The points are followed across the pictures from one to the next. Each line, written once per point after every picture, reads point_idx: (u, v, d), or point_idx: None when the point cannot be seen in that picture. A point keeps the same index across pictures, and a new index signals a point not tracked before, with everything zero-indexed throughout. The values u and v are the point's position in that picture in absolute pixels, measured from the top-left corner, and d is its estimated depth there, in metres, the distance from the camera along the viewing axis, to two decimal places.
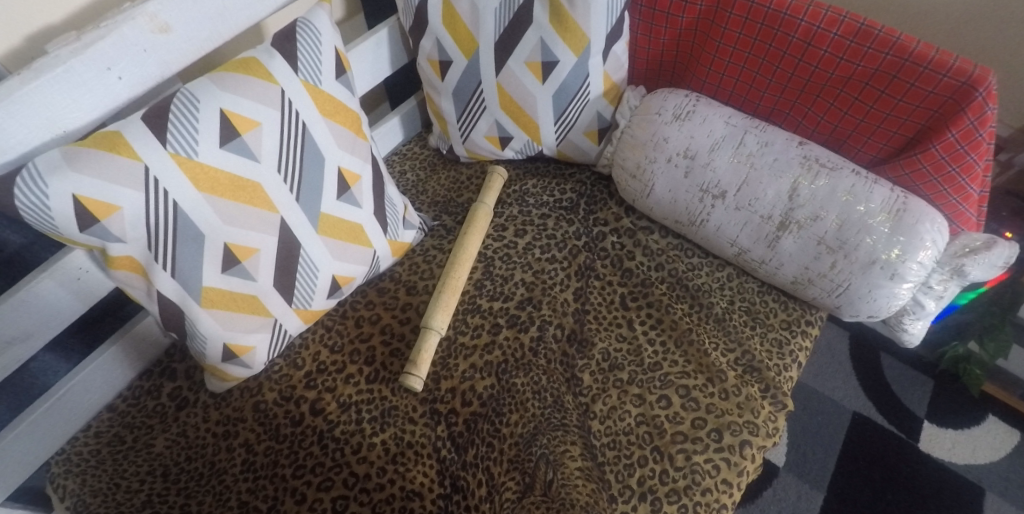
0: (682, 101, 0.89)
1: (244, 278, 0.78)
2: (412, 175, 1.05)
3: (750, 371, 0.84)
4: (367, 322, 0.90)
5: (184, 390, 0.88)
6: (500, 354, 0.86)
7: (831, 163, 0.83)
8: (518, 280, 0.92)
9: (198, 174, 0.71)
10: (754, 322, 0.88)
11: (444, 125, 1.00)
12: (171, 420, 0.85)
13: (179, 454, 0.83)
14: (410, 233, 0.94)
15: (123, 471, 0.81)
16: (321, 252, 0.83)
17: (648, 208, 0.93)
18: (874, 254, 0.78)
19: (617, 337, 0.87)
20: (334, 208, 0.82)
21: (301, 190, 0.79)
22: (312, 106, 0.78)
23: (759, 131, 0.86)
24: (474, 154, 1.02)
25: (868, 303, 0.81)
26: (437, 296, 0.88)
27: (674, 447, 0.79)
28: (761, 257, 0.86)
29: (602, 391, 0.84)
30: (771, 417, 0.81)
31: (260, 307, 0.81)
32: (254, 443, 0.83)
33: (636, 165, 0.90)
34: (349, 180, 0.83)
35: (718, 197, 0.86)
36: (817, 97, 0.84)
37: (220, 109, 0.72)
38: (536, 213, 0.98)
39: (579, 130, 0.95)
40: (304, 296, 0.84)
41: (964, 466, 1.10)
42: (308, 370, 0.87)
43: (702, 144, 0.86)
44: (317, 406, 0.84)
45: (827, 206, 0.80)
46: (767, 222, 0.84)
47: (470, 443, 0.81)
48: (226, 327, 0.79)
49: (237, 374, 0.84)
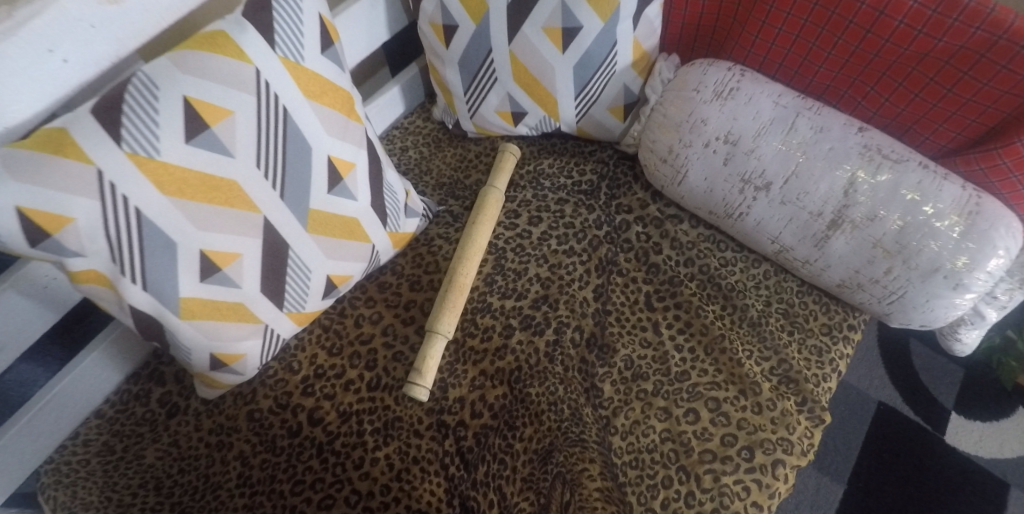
0: (723, 76, 0.78)
1: (227, 286, 0.69)
2: (415, 152, 0.95)
3: (786, 382, 0.77)
4: (368, 321, 0.83)
5: (174, 395, 0.81)
6: (513, 360, 0.79)
7: (895, 154, 0.72)
8: (532, 275, 0.84)
9: (162, 176, 0.61)
10: (792, 326, 0.80)
11: (449, 97, 0.89)
12: (161, 429, 0.79)
13: (172, 466, 0.77)
14: (413, 222, 0.85)
15: (114, 484, 0.76)
16: (313, 252, 0.74)
17: (679, 196, 0.83)
18: (938, 262, 0.69)
19: (641, 342, 0.79)
20: (325, 203, 0.72)
21: (285, 186, 0.69)
22: (295, 88, 0.67)
23: (813, 114, 0.75)
24: (482, 129, 0.91)
25: (923, 313, 0.73)
26: (443, 296, 0.80)
27: (702, 466, 0.72)
28: (805, 256, 0.77)
29: (625, 404, 0.77)
30: (807, 433, 0.75)
31: (248, 313, 0.73)
32: (250, 455, 0.77)
33: (668, 148, 0.80)
34: (341, 170, 0.73)
35: (762, 189, 0.76)
36: (884, 75, 0.72)
37: (183, 96, 0.61)
38: (552, 198, 0.88)
39: (603, 105, 0.84)
40: (296, 299, 0.76)
41: (990, 460, 1.05)
42: (305, 374, 0.80)
43: (746, 127, 0.76)
44: (315, 415, 0.78)
45: (889, 204, 0.71)
46: (816, 220, 0.74)
47: (481, 460, 0.74)
48: (211, 338, 0.71)
49: (227, 381, 0.78)
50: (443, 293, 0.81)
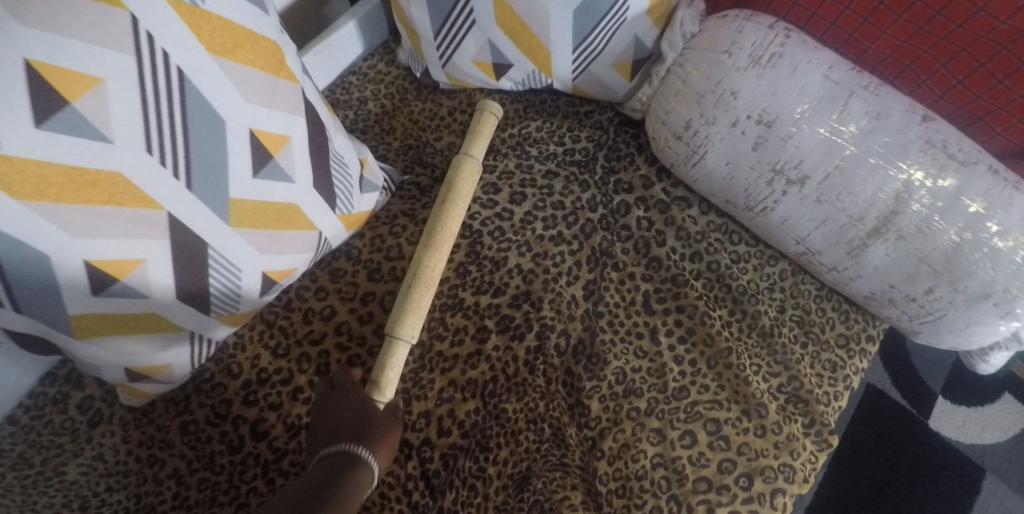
0: (761, 36, 0.62)
1: (129, 297, 0.55)
2: (375, 105, 0.81)
3: (794, 402, 0.68)
4: (318, 317, 0.70)
5: (96, 400, 0.69)
6: (488, 370, 0.68)
7: (962, 153, 0.59)
8: (513, 266, 0.71)
9: (9, 174, 0.45)
10: (806, 337, 0.70)
11: (416, 41, 0.74)
12: (84, 441, 0.68)
13: (99, 484, 0.65)
14: (370, 197, 0.70)
15: (34, 504, 0.64)
16: (241, 248, 0.59)
17: (691, 179, 0.70)
18: (990, 287, 0.58)
19: (635, 352, 0.69)
20: (249, 190, 0.57)
21: (192, 174, 0.53)
22: (195, 42, 0.51)
23: (869, 94, 0.61)
24: (457, 81, 0.76)
25: (958, 337, 0.64)
26: (407, 293, 0.66)
27: (696, 497, 0.63)
28: (833, 263, 0.66)
29: (614, 424, 0.67)
30: (811, 458, 0.67)
31: (164, 321, 0.59)
32: (186, 473, 0.66)
33: (685, 123, 0.66)
34: (268, 146, 0.57)
35: (795, 183, 0.63)
36: (963, 51, 0.57)
37: (24, 60, 0.43)
38: (539, 169, 0.75)
39: (607, 61, 0.69)
40: (226, 301, 0.62)
41: (971, 445, 1.01)
42: (246, 379, 0.68)
43: (787, 105, 0.61)
44: (259, 428, 0.67)
45: (949, 213, 0.58)
46: (856, 225, 0.62)
47: (448, 486, 0.65)
48: (119, 351, 0.59)
49: (151, 389, 0.66)
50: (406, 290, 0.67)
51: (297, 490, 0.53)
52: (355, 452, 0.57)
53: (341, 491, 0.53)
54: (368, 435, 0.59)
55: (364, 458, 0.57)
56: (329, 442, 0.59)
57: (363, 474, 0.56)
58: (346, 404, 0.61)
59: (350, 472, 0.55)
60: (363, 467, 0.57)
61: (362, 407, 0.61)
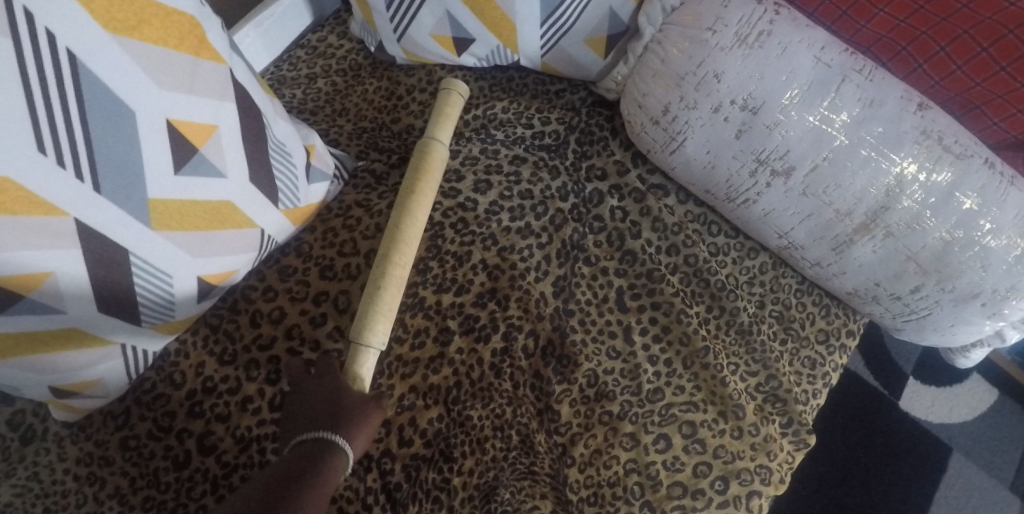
0: (749, 11, 0.56)
1: (42, 312, 0.49)
2: (325, 81, 0.74)
3: (772, 402, 0.65)
4: (267, 320, 0.64)
5: (28, 415, 0.64)
6: (452, 375, 0.63)
7: (958, 145, 0.55)
8: (477, 261, 0.66)
9: None
10: (786, 334, 0.67)
11: (367, 12, 0.66)
12: (16, 461, 0.62)
13: (35, 506, 0.60)
14: (318, 188, 0.63)
15: None
16: (169, 252, 0.53)
17: (668, 166, 0.65)
18: (979, 287, 0.56)
19: (608, 353, 0.65)
20: (174, 190, 0.50)
21: (101, 174, 0.46)
22: (88, 18, 0.43)
23: (863, 78, 0.55)
24: (414, 57, 0.69)
25: (942, 335, 0.61)
26: (375, 295, 0.59)
27: (670, 503, 0.60)
28: (817, 259, 0.62)
29: (585, 430, 0.63)
30: (788, 458, 0.64)
31: (88, 337, 0.53)
32: (129, 492, 0.60)
33: (663, 107, 0.60)
34: (191, 139, 0.50)
35: (780, 175, 0.58)
36: (965, 33, 0.53)
37: None
38: (505, 155, 0.69)
39: (579, 36, 0.63)
40: (159, 309, 0.56)
41: (938, 424, 1.02)
42: (190, 389, 0.63)
43: (774, 89, 0.56)
44: (206, 442, 0.61)
45: (940, 210, 0.55)
46: (843, 220, 0.58)
47: (411, 499, 0.60)
48: (38, 370, 0.52)
49: (84, 403, 0.60)
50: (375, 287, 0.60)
51: (260, 484, 0.49)
52: (329, 438, 0.52)
53: (311, 487, 0.49)
54: (341, 421, 0.54)
55: (338, 444, 0.52)
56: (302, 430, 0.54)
57: (338, 461, 0.52)
58: (321, 391, 0.56)
59: (321, 460, 0.51)
60: (336, 455, 0.52)
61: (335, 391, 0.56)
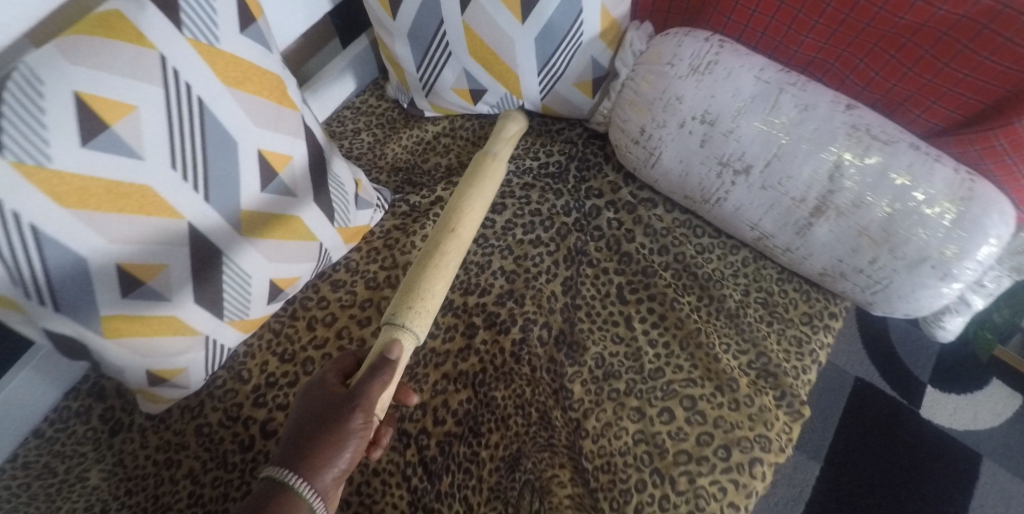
0: (699, 47, 0.71)
1: (154, 300, 0.62)
2: (367, 134, 0.90)
3: (764, 377, 0.73)
4: (321, 324, 0.77)
5: (117, 411, 0.76)
6: (477, 362, 0.74)
7: (885, 134, 0.66)
8: (496, 268, 0.78)
9: (59, 186, 0.53)
10: (771, 317, 0.76)
11: (401, 74, 0.84)
12: (105, 449, 0.74)
13: (119, 488, 0.72)
14: (365, 214, 0.78)
15: (57, 510, 0.70)
16: (251, 256, 0.67)
17: (652, 179, 0.78)
18: (926, 251, 0.64)
19: (612, 338, 0.75)
20: (259, 203, 0.65)
21: (209, 187, 0.61)
22: (210, 75, 0.59)
23: (797, 90, 0.68)
24: (440, 108, 0.86)
25: (908, 303, 0.69)
26: (417, 274, 0.70)
27: (677, 468, 0.68)
28: (786, 244, 0.72)
29: (596, 405, 0.72)
30: (785, 429, 0.70)
31: (183, 327, 0.66)
32: (201, 473, 0.71)
33: (640, 129, 0.74)
34: (275, 165, 0.66)
35: (740, 173, 0.70)
36: (876, 46, 0.66)
37: (73, 92, 0.53)
38: (517, 183, 0.83)
39: (570, 81, 0.78)
40: (238, 306, 0.69)
41: (964, 431, 1.04)
42: (256, 384, 0.75)
43: (725, 104, 0.69)
44: (268, 427, 0.72)
45: (878, 189, 0.65)
46: (798, 206, 0.69)
47: (445, 470, 0.70)
48: (144, 354, 0.65)
49: (169, 395, 0.72)
50: (413, 277, 0.69)
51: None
52: (282, 479, 0.58)
53: None
54: (309, 455, 0.59)
55: (292, 485, 0.58)
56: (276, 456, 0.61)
57: (294, 501, 0.58)
58: (310, 412, 0.62)
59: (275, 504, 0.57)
60: (295, 492, 0.58)
61: (319, 413, 0.61)
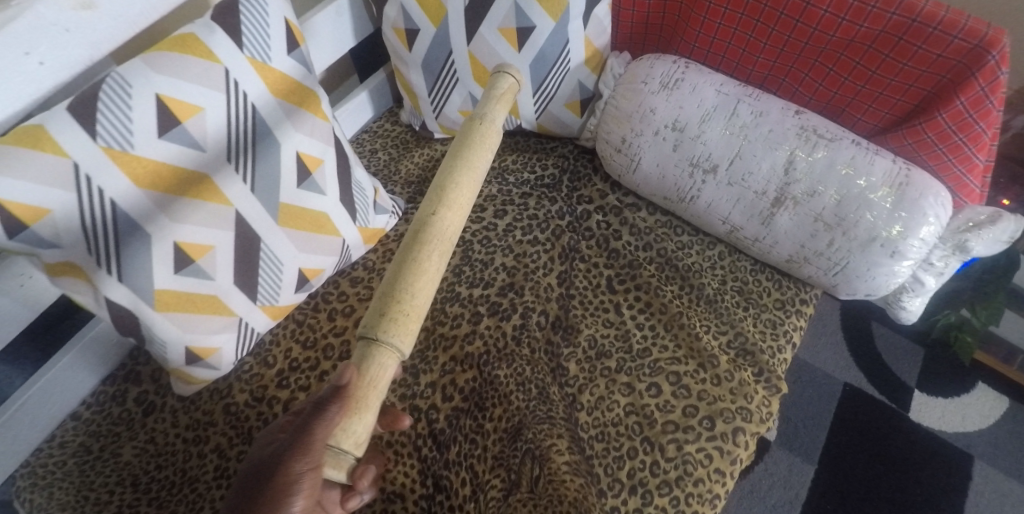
0: (669, 68, 0.83)
1: (200, 278, 0.71)
2: (383, 154, 1.02)
3: (743, 355, 0.80)
4: (340, 315, 0.86)
5: (151, 394, 0.83)
6: (482, 345, 0.81)
7: (829, 133, 0.77)
8: (498, 264, 0.87)
9: (135, 169, 0.64)
10: (747, 302, 0.84)
11: (415, 100, 0.97)
12: (138, 427, 0.81)
13: (149, 463, 0.78)
14: (382, 218, 0.88)
15: (91, 483, 0.76)
16: (284, 245, 0.77)
17: (634, 184, 0.89)
18: (875, 231, 0.73)
19: (604, 322, 0.83)
20: (295, 197, 0.75)
21: (255, 180, 0.72)
22: (262, 86, 0.71)
23: (752, 100, 0.80)
24: (448, 130, 0.98)
25: (867, 281, 0.77)
26: (399, 269, 0.62)
27: (665, 437, 0.74)
28: (755, 234, 0.82)
29: (590, 381, 0.79)
30: (765, 401, 0.77)
31: (222, 307, 0.75)
32: (227, 447, 0.78)
33: (621, 139, 0.86)
34: (309, 165, 0.76)
35: (709, 172, 0.81)
36: (816, 62, 0.78)
37: (155, 94, 0.65)
38: (517, 192, 0.94)
39: (560, 102, 0.91)
40: (269, 292, 0.78)
41: (953, 433, 1.09)
42: (280, 368, 0.83)
43: (692, 113, 0.81)
44: (290, 405, 0.80)
45: (826, 180, 0.75)
46: (761, 198, 0.79)
47: (452, 441, 0.76)
48: (186, 330, 0.73)
49: (203, 376, 0.79)
50: (392, 279, 0.61)
51: None
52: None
53: None
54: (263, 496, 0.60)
55: None
56: (239, 483, 0.63)
57: None
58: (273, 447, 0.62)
59: None
60: None
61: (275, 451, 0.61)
